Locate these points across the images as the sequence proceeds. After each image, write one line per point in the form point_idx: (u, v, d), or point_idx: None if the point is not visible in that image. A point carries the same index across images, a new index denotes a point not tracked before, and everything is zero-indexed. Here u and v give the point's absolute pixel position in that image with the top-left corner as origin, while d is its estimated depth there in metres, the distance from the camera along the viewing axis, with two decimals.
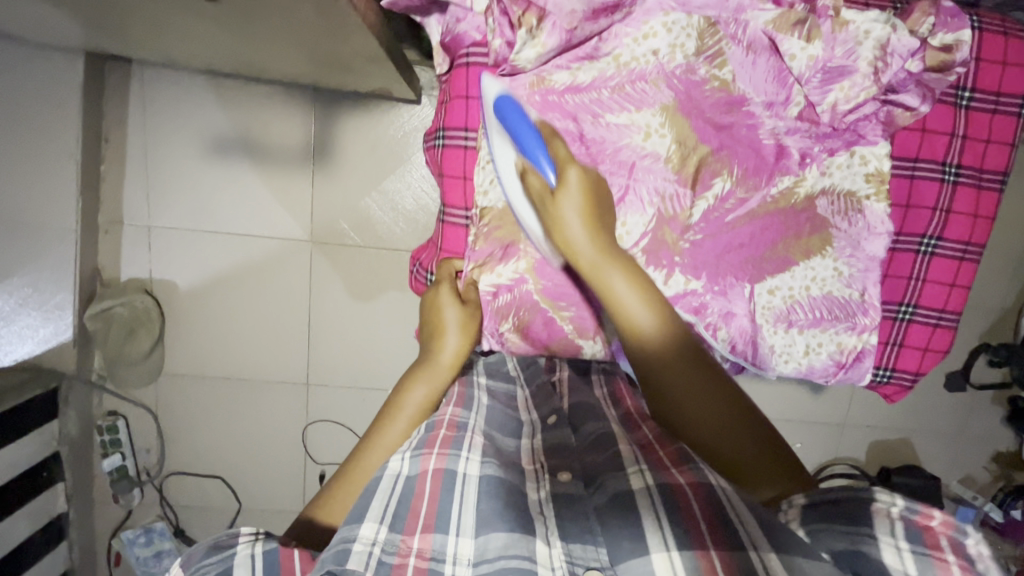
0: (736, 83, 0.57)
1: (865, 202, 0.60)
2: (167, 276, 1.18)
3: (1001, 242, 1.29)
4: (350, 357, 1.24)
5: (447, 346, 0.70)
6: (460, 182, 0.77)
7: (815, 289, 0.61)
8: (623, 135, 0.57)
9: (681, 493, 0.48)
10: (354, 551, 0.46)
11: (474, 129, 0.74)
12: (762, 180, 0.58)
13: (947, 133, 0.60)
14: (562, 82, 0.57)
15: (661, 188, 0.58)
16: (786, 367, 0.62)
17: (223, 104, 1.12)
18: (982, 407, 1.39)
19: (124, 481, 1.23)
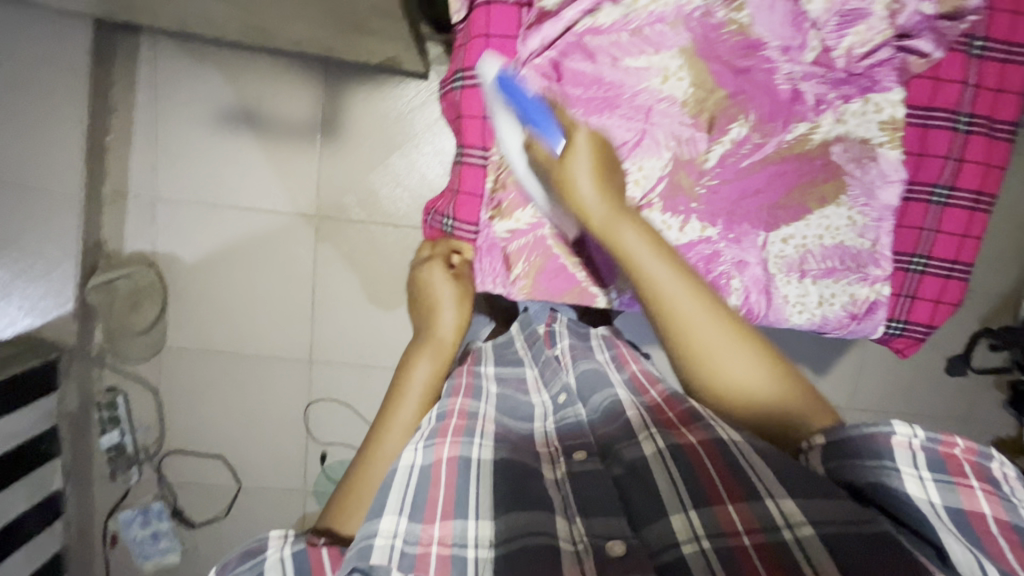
0: (754, 26, 0.54)
1: (879, 149, 0.59)
2: (170, 249, 1.16)
3: (1000, 225, 1.31)
4: (354, 335, 1.23)
5: (444, 321, 0.72)
6: (479, 122, 0.67)
7: (827, 238, 0.61)
8: (642, 79, 0.55)
9: (693, 455, 0.53)
10: (376, 546, 0.48)
11: (498, 69, 0.62)
12: (777, 126, 0.58)
13: (959, 81, 0.60)
14: (582, 24, 0.54)
15: (677, 132, 0.57)
16: (800, 317, 0.62)
17: (228, 76, 1.12)
18: (983, 392, 1.40)
19: (122, 458, 1.23)
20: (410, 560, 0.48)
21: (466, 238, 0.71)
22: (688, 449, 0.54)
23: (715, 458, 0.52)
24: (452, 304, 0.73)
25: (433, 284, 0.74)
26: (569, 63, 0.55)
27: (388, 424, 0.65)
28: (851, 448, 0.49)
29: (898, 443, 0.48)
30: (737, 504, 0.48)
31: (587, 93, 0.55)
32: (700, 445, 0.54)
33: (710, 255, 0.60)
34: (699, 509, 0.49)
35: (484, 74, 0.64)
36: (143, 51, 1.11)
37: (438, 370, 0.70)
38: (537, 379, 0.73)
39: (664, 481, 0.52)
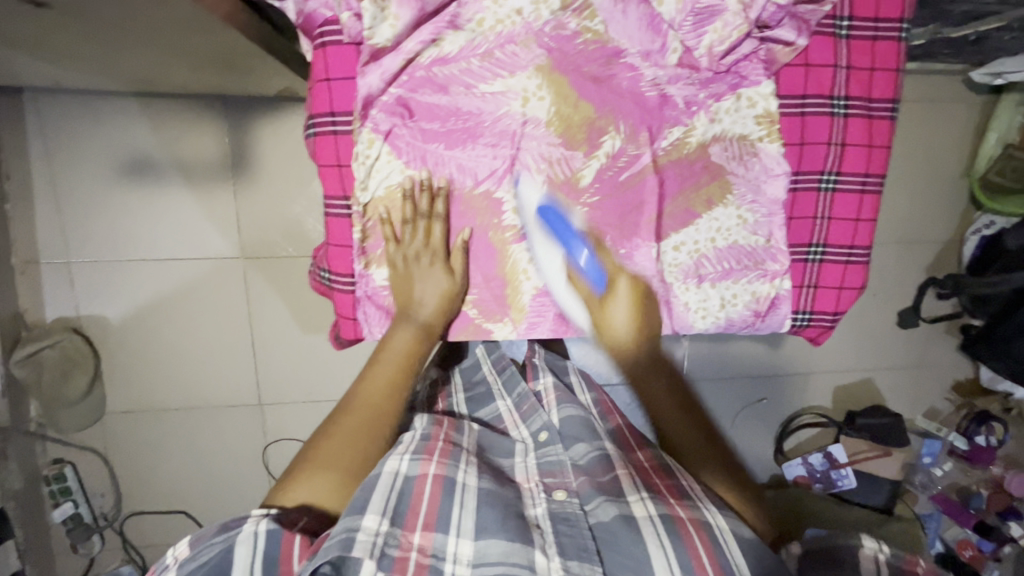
0: (608, 33, 0.67)
1: (758, 144, 0.71)
2: (94, 311, 1.12)
3: (934, 173, 1.31)
4: (300, 371, 1.21)
5: (424, 303, 0.71)
6: (336, 169, 0.70)
7: (721, 239, 0.72)
8: (501, 104, 0.67)
9: (682, 527, 0.62)
10: (360, 540, 0.55)
11: (342, 112, 0.68)
12: (653, 134, 0.70)
13: (830, 65, 0.70)
14: (428, 57, 0.65)
15: (548, 153, 0.70)
16: (705, 318, 0.74)
17: (126, 123, 1.07)
18: (936, 339, 1.41)
19: (80, 529, 1.19)
20: (389, 561, 0.56)
21: (344, 290, 0.74)
22: (679, 521, 0.62)
23: (703, 536, 0.60)
24: (427, 279, 0.70)
25: (422, 268, 0.70)
26: (423, 99, 0.67)
27: (356, 407, 0.68)
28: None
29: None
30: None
31: (447, 126, 0.68)
32: (689, 520, 0.63)
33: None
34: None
35: (331, 121, 0.68)
36: (30, 111, 1.05)
37: (414, 344, 0.71)
38: (514, 414, 0.85)
39: (661, 560, 0.58)
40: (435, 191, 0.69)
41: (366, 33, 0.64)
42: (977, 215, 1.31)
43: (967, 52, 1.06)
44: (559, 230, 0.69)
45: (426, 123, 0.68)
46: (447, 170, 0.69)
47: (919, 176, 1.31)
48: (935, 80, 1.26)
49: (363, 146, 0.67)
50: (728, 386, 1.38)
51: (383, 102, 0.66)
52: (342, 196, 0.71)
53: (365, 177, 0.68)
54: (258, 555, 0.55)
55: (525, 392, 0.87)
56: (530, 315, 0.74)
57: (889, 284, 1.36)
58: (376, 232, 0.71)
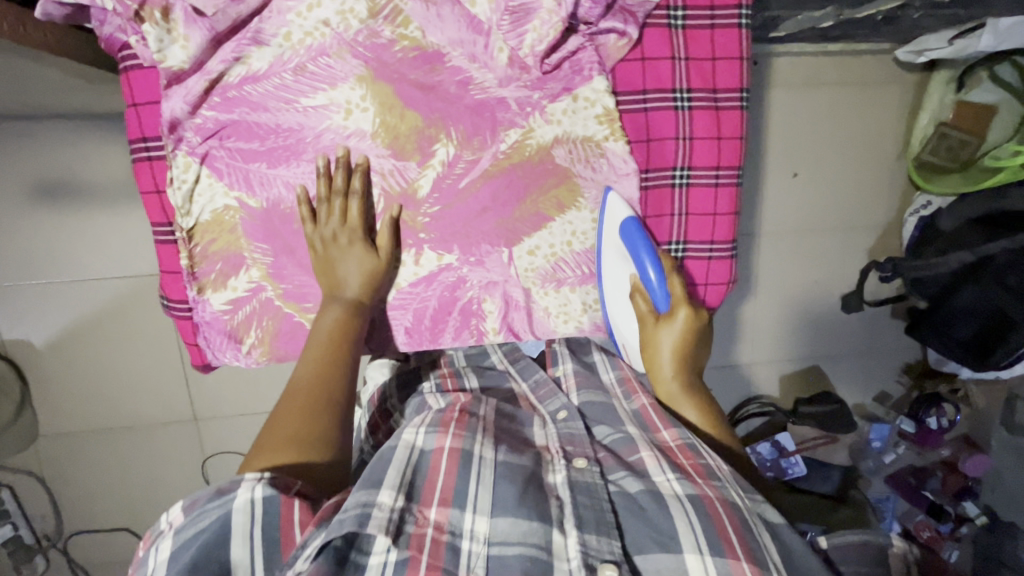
0: (426, 38, 0.72)
1: (603, 144, 0.79)
2: (18, 335, 1.12)
3: (871, 154, 1.28)
4: (235, 387, 1.20)
5: (348, 283, 0.75)
6: (157, 197, 0.76)
7: (577, 242, 0.82)
8: (322, 118, 0.73)
9: (712, 508, 0.62)
10: (375, 515, 0.58)
11: (154, 138, 0.74)
12: (487, 137, 0.76)
13: (669, 59, 0.78)
14: (238, 75, 0.71)
15: (381, 165, 0.76)
16: (569, 320, 0.85)
17: (18, 149, 1.05)
18: (884, 323, 1.40)
19: (22, 550, 1.19)
20: (406, 537, 0.59)
21: (183, 316, 0.80)
22: (708, 502, 0.63)
23: (731, 516, 0.61)
24: (354, 265, 0.75)
25: (344, 246, 0.75)
26: (242, 118, 0.73)
27: (294, 390, 0.68)
28: (870, 552, 0.67)
29: (895, 553, 0.67)
30: (750, 561, 0.57)
31: (268, 144, 0.74)
32: (719, 502, 0.63)
33: (455, 280, 0.81)
34: (716, 557, 0.57)
35: (145, 146, 0.74)
36: None
37: (343, 319, 0.74)
38: (532, 396, 0.89)
39: (684, 525, 0.60)
40: (265, 209, 0.76)
41: (157, 58, 0.68)
42: (917, 196, 1.28)
43: (884, 32, 1.04)
44: (637, 245, 0.76)
45: (244, 142, 0.74)
46: (275, 190, 0.75)
47: (856, 160, 1.28)
48: (865, 61, 1.22)
49: (179, 170, 0.73)
50: None
51: (195, 123, 0.72)
52: (166, 221, 0.76)
53: (185, 201, 0.74)
54: (257, 520, 0.55)
55: (543, 378, 0.92)
56: (377, 329, 0.82)
57: (830, 269, 1.34)
58: (206, 258, 0.77)
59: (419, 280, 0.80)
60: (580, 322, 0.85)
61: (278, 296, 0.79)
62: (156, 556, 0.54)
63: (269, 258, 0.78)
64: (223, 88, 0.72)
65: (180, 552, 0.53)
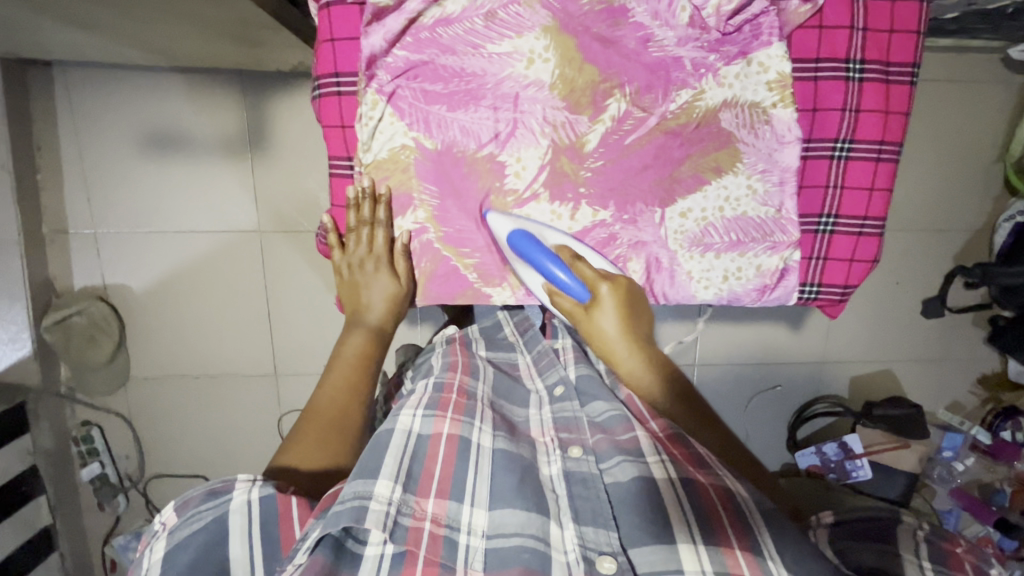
0: None
1: (771, 111, 0.72)
2: (120, 279, 1.16)
3: (967, 156, 1.25)
4: (316, 344, 1.23)
5: (372, 312, 0.80)
6: (339, 131, 0.75)
7: (730, 208, 0.75)
8: (504, 66, 0.70)
9: (704, 492, 0.59)
10: (371, 508, 0.55)
11: (344, 73, 0.72)
12: (659, 98, 0.72)
13: (846, 27, 0.71)
14: (432, 17, 0.69)
15: (552, 117, 0.72)
16: (708, 292, 0.77)
17: (138, 99, 1.09)
18: (963, 330, 1.37)
19: (106, 488, 1.24)
20: (402, 531, 0.56)
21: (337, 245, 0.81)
22: (702, 489, 0.59)
23: (723, 502, 0.58)
24: (378, 293, 0.79)
25: (369, 274, 0.79)
26: (432, 59, 0.70)
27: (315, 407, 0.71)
28: (874, 530, 0.60)
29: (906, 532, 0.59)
30: (743, 549, 0.54)
31: (450, 87, 0.71)
32: (713, 488, 0.59)
33: (607, 237, 0.75)
34: (709, 544, 0.54)
35: (336, 80, 0.72)
36: (58, 83, 1.08)
37: (366, 344, 0.78)
38: (530, 367, 0.86)
39: (673, 500, 0.58)
40: (439, 151, 0.73)
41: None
42: (1011, 202, 1.26)
43: (1005, 28, 1.01)
44: (530, 252, 0.70)
45: (429, 85, 0.71)
46: (450, 133, 0.73)
47: (954, 162, 1.25)
48: (971, 59, 1.20)
49: (367, 106, 0.71)
50: (742, 372, 1.36)
51: (387, 61, 0.70)
52: (346, 157, 0.76)
53: (368, 137, 0.72)
54: (256, 521, 0.56)
55: (545, 349, 0.86)
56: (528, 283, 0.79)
57: (913, 271, 1.31)
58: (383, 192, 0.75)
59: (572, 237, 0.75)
60: (721, 290, 0.77)
61: (438, 239, 0.77)
62: (148, 558, 0.55)
63: (436, 201, 0.75)
64: (416, 29, 0.70)
65: (178, 551, 0.54)
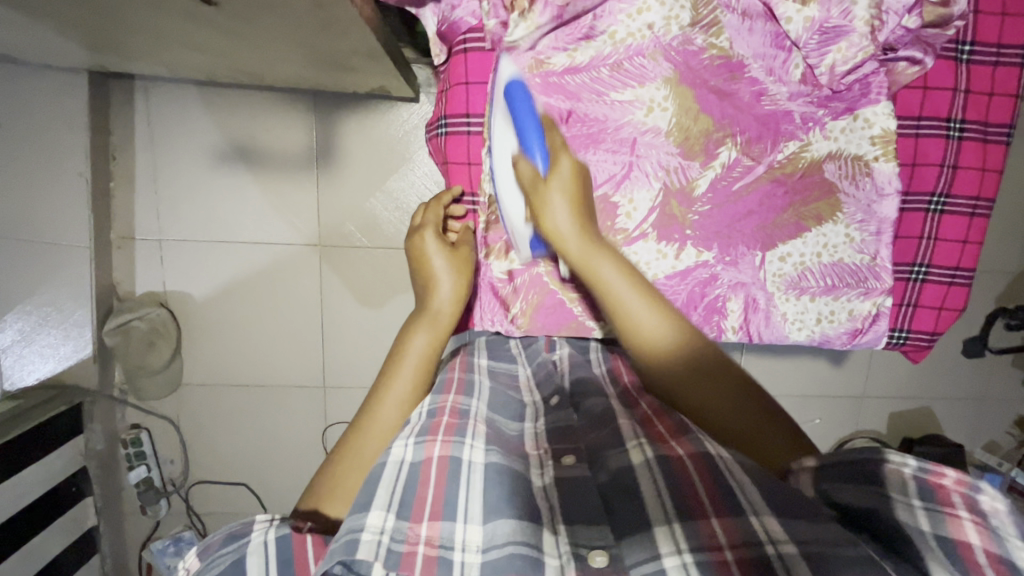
0: (733, 48, 0.71)
1: (873, 164, 0.74)
2: (180, 288, 1.19)
3: (1014, 201, 1.28)
4: (367, 357, 1.25)
5: (441, 296, 0.75)
6: (465, 168, 0.82)
7: (826, 255, 0.76)
8: (626, 112, 0.73)
9: (680, 463, 0.56)
10: (362, 540, 0.49)
11: (475, 114, 0.79)
12: (767, 147, 0.74)
13: (951, 89, 0.74)
14: (561, 65, 0.72)
15: (666, 162, 0.74)
16: (801, 333, 0.78)
17: (212, 115, 1.13)
18: (1003, 371, 1.38)
19: (150, 492, 1.25)
20: (397, 557, 0.50)
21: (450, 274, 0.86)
22: (678, 463, 0.56)
23: (702, 472, 0.55)
24: (449, 274, 0.75)
25: (433, 252, 0.76)
26: (556, 105, 0.73)
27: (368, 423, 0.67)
28: (849, 470, 0.50)
29: (891, 473, 0.47)
30: (719, 515, 0.50)
31: (573, 131, 0.73)
32: (687, 456, 0.57)
33: (708, 277, 0.76)
34: (683, 522, 0.50)
35: (466, 121, 0.79)
36: (139, 96, 1.12)
37: (435, 342, 0.73)
38: (529, 379, 0.80)
39: (648, 486, 0.55)
40: None
41: (506, 37, 0.70)
42: None
43: None
44: (519, 102, 0.68)
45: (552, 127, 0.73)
46: None
47: (1001, 206, 1.28)
48: None
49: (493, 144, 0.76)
50: (781, 404, 1.37)
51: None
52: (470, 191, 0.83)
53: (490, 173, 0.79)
54: (272, 560, 0.54)
55: (545, 361, 0.82)
56: None
57: None
58: (498, 229, 0.83)
59: (675, 274, 0.75)
60: (813, 332, 0.78)
61: (548, 274, 0.84)
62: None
63: None
64: (544, 73, 0.73)
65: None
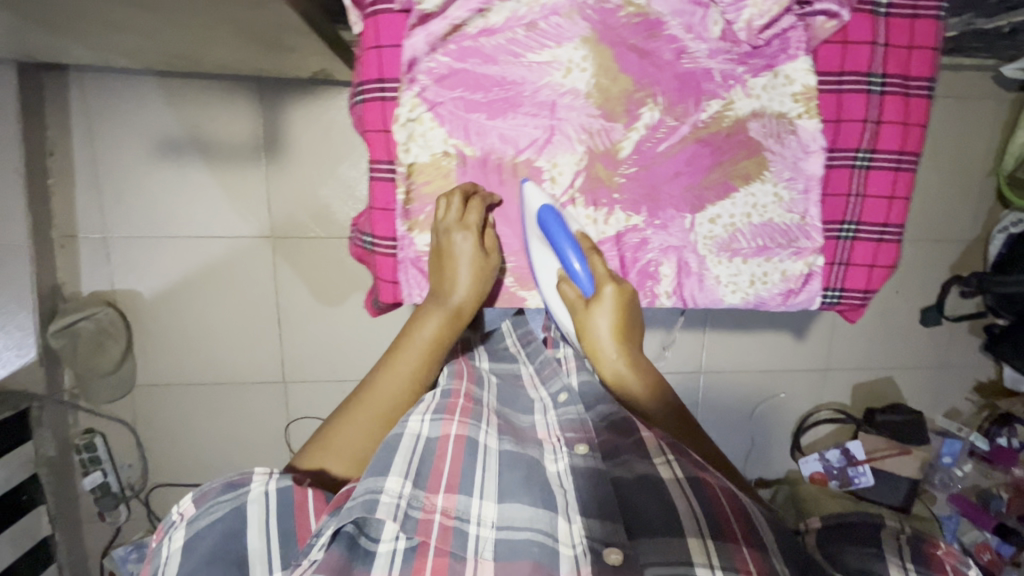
0: (649, 6, 0.71)
1: (797, 121, 0.74)
2: (129, 285, 1.16)
3: (963, 169, 1.30)
4: (328, 350, 1.23)
5: (459, 290, 0.73)
6: (382, 136, 0.74)
7: (756, 215, 0.76)
8: (544, 74, 0.72)
9: (714, 497, 0.57)
10: (382, 501, 0.52)
11: (390, 79, 0.72)
12: (689, 107, 0.74)
13: (869, 42, 0.74)
14: (475, 27, 0.71)
15: (588, 124, 0.74)
16: (735, 295, 0.78)
17: (154, 104, 1.10)
18: (960, 338, 1.41)
19: (109, 497, 1.22)
20: (413, 523, 0.53)
21: (384, 254, 0.78)
22: (712, 496, 0.57)
23: (732, 505, 0.56)
24: (469, 264, 0.73)
25: (455, 244, 0.72)
26: (473, 69, 0.71)
27: (368, 399, 0.67)
28: (854, 531, 0.57)
29: (887, 536, 0.55)
30: (749, 546, 0.52)
31: (490, 96, 0.73)
32: (720, 490, 0.58)
33: (639, 241, 0.77)
34: (717, 542, 0.52)
35: (380, 86, 0.73)
36: (75, 88, 1.08)
37: (444, 329, 0.73)
38: (534, 376, 0.79)
39: (684, 505, 0.55)
40: (479, 157, 0.75)
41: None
42: (1005, 214, 1.30)
43: (1003, 46, 1.07)
44: (556, 231, 0.70)
45: (469, 93, 0.72)
46: (489, 139, 0.74)
47: (952, 173, 1.30)
48: (967, 76, 1.25)
49: (407, 109, 0.71)
50: (747, 379, 1.38)
51: (428, 65, 0.71)
52: (387, 161, 0.75)
53: (407, 140, 0.72)
54: (272, 510, 0.54)
55: (548, 358, 0.80)
56: None
57: (914, 281, 1.35)
58: (420, 198, 0.75)
59: (606, 239, 0.76)
60: (747, 294, 0.78)
61: None
62: (167, 546, 0.52)
63: None
64: (458, 37, 0.71)
65: (197, 541, 0.52)
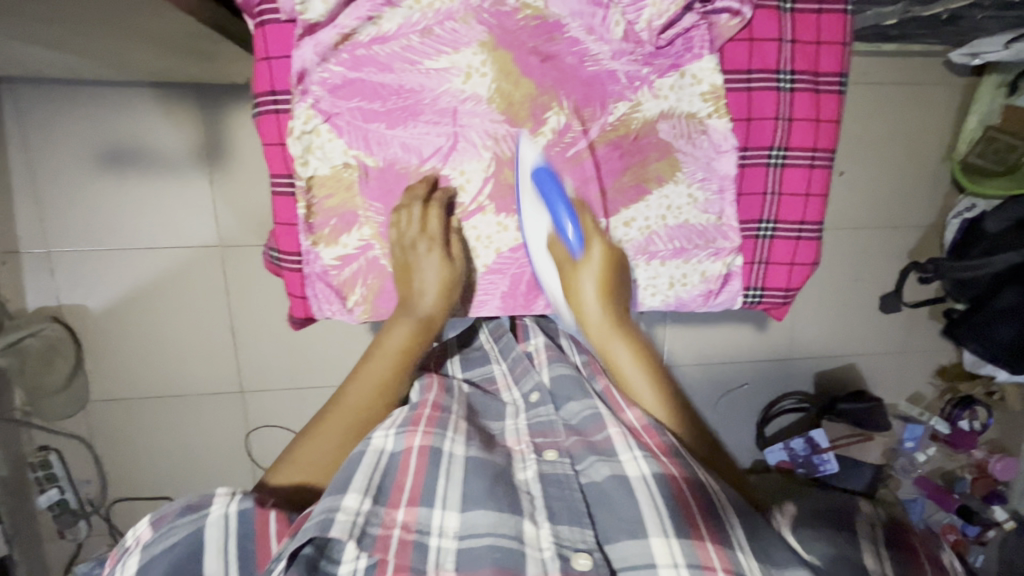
0: (547, 9, 0.72)
1: (707, 121, 0.77)
2: (75, 300, 1.14)
3: (917, 154, 1.30)
4: (283, 358, 1.22)
5: (427, 298, 0.75)
6: (280, 149, 0.75)
7: (671, 217, 0.80)
8: (443, 81, 0.73)
9: (675, 487, 0.61)
10: (337, 520, 0.54)
11: (282, 91, 0.72)
12: (596, 110, 0.76)
13: (776, 39, 0.75)
14: (368, 35, 0.71)
15: (493, 130, 0.76)
16: (655, 297, 0.82)
17: (88, 115, 1.07)
18: (920, 323, 1.41)
19: (67, 514, 1.21)
20: (370, 540, 0.55)
21: (292, 268, 0.79)
22: (674, 482, 0.61)
23: (693, 494, 0.60)
24: (435, 271, 0.75)
25: (421, 255, 0.74)
26: (368, 78, 0.72)
27: (337, 408, 0.69)
28: (832, 517, 0.64)
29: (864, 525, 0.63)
30: (714, 542, 0.56)
31: (389, 106, 0.74)
32: (684, 480, 0.61)
33: None
34: (681, 538, 0.56)
35: (272, 98, 0.73)
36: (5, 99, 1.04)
37: (414, 338, 0.74)
38: (506, 376, 0.84)
39: (650, 504, 0.59)
40: (382, 168, 0.76)
41: (298, 8, 0.68)
42: (960, 198, 1.30)
43: (945, 31, 1.06)
44: (550, 191, 0.71)
45: (367, 103, 0.73)
46: (393, 149, 0.75)
47: (905, 159, 1.30)
48: (917, 61, 1.25)
49: (301, 121, 0.72)
50: (709, 372, 1.39)
51: (321, 76, 0.71)
52: (285, 174, 0.76)
53: (304, 152, 0.73)
54: (233, 534, 0.56)
55: (519, 355, 0.85)
56: (479, 293, 0.81)
57: (871, 268, 1.35)
58: (321, 212, 0.76)
59: (519, 246, 0.80)
60: (666, 296, 0.82)
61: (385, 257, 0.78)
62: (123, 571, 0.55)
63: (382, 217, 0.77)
64: (352, 45, 0.71)
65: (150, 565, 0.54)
